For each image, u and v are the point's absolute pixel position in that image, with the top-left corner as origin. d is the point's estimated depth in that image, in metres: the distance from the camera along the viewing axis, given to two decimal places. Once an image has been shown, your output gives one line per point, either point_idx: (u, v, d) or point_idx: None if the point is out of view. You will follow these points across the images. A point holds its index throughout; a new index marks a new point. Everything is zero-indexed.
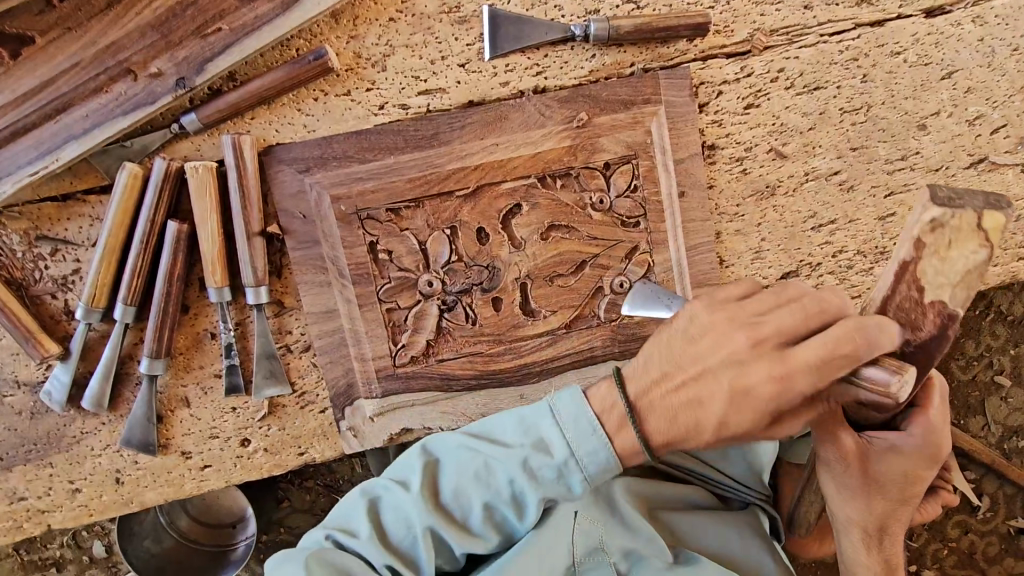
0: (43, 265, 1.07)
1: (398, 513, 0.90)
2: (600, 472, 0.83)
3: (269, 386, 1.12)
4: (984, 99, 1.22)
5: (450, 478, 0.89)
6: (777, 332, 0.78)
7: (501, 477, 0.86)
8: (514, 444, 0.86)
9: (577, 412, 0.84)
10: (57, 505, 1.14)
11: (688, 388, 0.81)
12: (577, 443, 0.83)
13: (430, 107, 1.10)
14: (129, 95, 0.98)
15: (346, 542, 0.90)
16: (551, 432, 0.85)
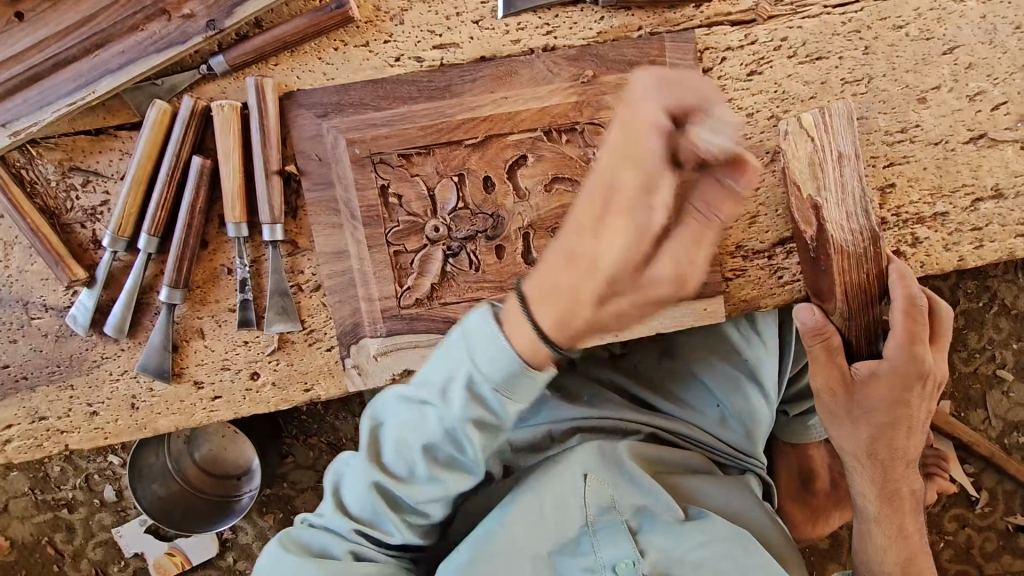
0: (75, 194, 1.13)
1: (353, 482, 0.93)
2: (508, 380, 0.79)
3: (279, 322, 1.18)
4: (985, 76, 1.25)
5: (387, 435, 0.90)
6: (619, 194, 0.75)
7: (426, 419, 0.85)
8: (433, 378, 0.85)
9: (489, 328, 0.80)
10: (76, 426, 1.20)
11: (571, 247, 0.77)
12: (485, 357, 0.80)
13: (444, 61, 1.15)
14: (163, 34, 1.04)
15: (317, 520, 0.98)
16: (462, 355, 0.82)
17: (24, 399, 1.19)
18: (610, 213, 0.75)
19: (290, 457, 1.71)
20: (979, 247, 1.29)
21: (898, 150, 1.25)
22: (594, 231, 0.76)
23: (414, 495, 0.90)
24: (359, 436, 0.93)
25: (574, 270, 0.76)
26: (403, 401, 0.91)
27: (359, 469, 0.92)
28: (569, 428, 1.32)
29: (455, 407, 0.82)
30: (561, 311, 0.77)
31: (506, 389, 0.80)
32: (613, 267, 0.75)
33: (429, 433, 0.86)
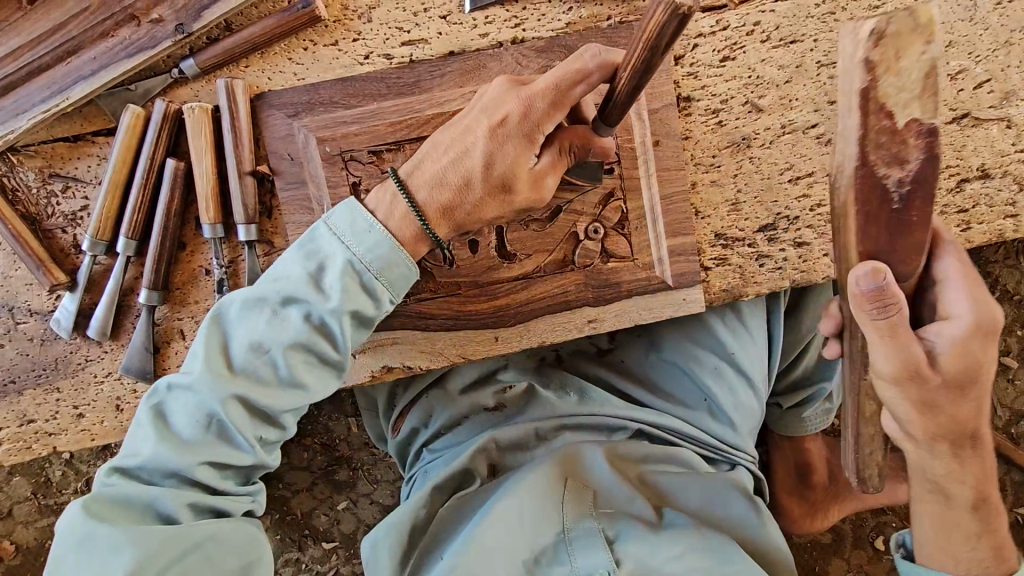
0: (55, 200, 1.16)
1: (188, 403, 0.88)
2: (382, 263, 0.89)
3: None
4: (967, 53, 1.22)
5: (234, 340, 0.88)
6: (516, 109, 0.89)
7: (295, 313, 0.88)
8: (297, 273, 0.89)
9: (353, 217, 0.90)
10: (63, 428, 1.22)
11: (453, 150, 0.92)
12: (355, 242, 0.89)
13: (413, 57, 1.16)
14: (133, 39, 1.06)
15: (133, 468, 0.88)
16: (328, 244, 0.90)
17: (13, 402, 1.21)
18: (507, 126, 0.89)
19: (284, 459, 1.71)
20: (967, 229, 1.28)
21: None
22: (474, 135, 0.90)
23: (272, 400, 0.89)
24: (194, 350, 0.88)
25: (456, 164, 0.91)
26: (228, 313, 0.90)
27: (202, 385, 0.86)
28: (554, 426, 1.31)
29: (335, 296, 0.87)
30: (450, 200, 0.92)
31: (383, 276, 0.90)
32: (497, 167, 0.90)
33: (294, 329, 0.88)
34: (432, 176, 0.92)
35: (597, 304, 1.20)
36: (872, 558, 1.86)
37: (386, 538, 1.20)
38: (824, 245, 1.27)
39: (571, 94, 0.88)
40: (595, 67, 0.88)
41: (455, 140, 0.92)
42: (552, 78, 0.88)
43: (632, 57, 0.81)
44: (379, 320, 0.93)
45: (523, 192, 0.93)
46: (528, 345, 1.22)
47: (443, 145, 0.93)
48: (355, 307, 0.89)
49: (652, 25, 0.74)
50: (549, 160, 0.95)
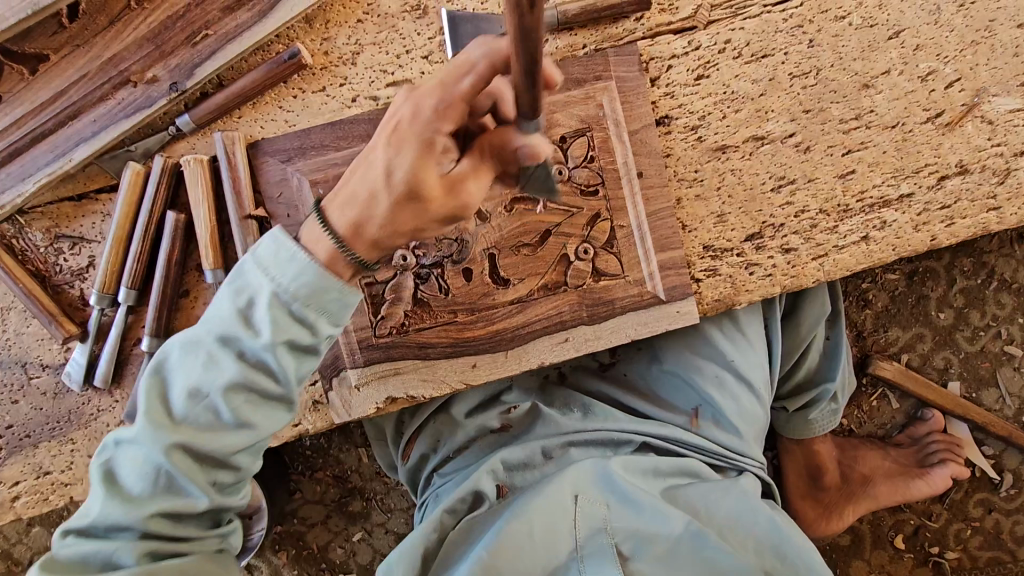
0: (63, 258, 1.20)
1: (134, 457, 0.86)
2: (310, 292, 0.82)
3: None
4: (935, 55, 1.25)
5: (173, 388, 0.85)
6: (413, 115, 0.78)
7: (229, 355, 0.83)
8: (226, 311, 0.84)
9: (277, 246, 0.83)
10: (78, 478, 1.24)
11: None
12: (279, 273, 0.82)
13: (398, 97, 1.20)
14: (130, 100, 1.11)
15: (89, 524, 0.89)
16: (255, 276, 0.83)
17: (29, 455, 1.24)
18: (403, 131, 0.78)
19: (298, 493, 1.72)
20: (951, 225, 1.30)
21: (855, 136, 1.26)
22: (377, 149, 0.80)
23: (219, 444, 0.86)
24: (137, 401, 0.86)
25: (364, 177, 0.81)
26: (169, 360, 0.87)
27: (145, 438, 0.84)
28: (560, 444, 1.31)
29: (265, 332, 0.82)
30: (369, 227, 0.81)
31: (312, 305, 0.83)
32: None
33: (229, 370, 0.84)
34: (349, 203, 0.81)
35: (593, 322, 1.22)
36: (893, 558, 1.84)
37: (397, 564, 1.19)
38: (812, 249, 1.29)
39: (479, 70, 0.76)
40: (477, 56, 0.77)
41: (366, 159, 0.81)
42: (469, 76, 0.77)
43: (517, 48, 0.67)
44: (319, 350, 0.87)
45: (435, 202, 0.80)
46: (529, 367, 1.24)
47: (357, 166, 0.82)
48: (289, 341, 0.83)
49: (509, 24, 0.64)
50: (467, 166, 0.81)
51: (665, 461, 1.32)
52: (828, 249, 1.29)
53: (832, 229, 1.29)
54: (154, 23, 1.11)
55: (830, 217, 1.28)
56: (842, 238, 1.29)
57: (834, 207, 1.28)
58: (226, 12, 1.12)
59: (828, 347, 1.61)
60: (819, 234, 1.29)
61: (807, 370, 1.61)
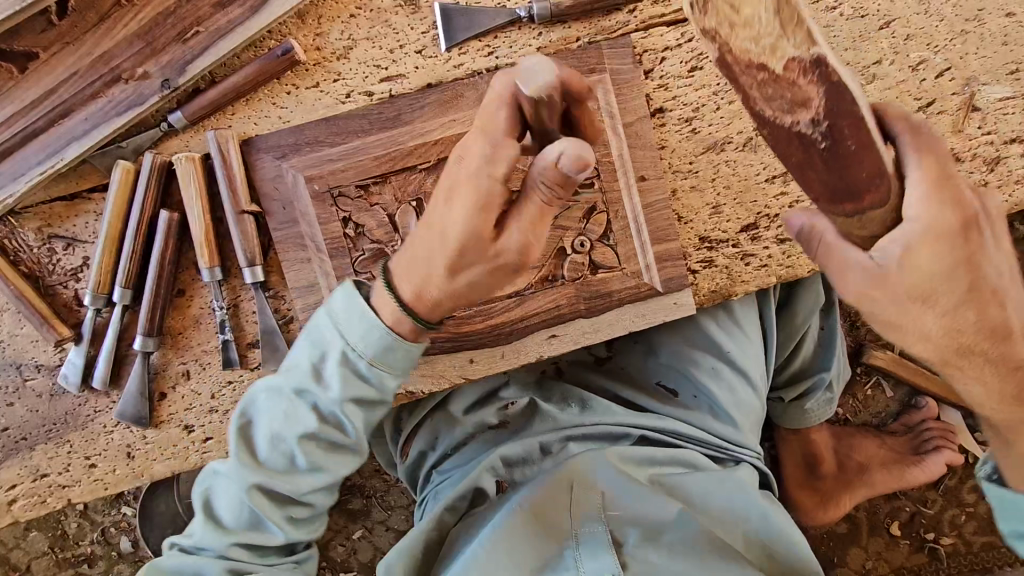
0: (56, 258, 1.19)
1: (226, 490, 0.97)
2: (379, 350, 0.91)
3: (272, 361, 1.21)
4: (925, 45, 1.26)
5: (262, 425, 0.95)
6: (499, 194, 0.82)
7: (299, 403, 0.93)
8: (302, 363, 0.94)
9: (349, 302, 0.91)
10: (76, 480, 1.24)
11: (443, 200, 0.84)
12: (348, 330, 0.91)
13: (393, 92, 1.20)
14: (122, 97, 1.10)
15: (185, 545, 0.99)
16: (329, 333, 0.93)
17: (25, 458, 1.23)
18: (494, 198, 0.81)
19: None
20: None
21: None
22: (447, 216, 0.83)
23: (297, 486, 0.96)
24: (229, 441, 0.97)
25: (427, 239, 0.86)
26: (257, 401, 0.97)
27: (234, 474, 0.95)
28: (559, 438, 1.30)
29: (334, 386, 0.92)
30: (426, 289, 0.89)
31: (381, 361, 0.91)
32: (466, 228, 0.82)
33: (307, 419, 0.93)
34: (421, 272, 0.88)
35: (591, 315, 1.23)
36: (889, 545, 1.86)
37: (397, 562, 1.20)
38: None
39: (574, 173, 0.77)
40: (500, 117, 0.80)
41: (436, 225, 0.85)
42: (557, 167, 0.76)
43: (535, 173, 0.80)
44: (388, 403, 0.96)
45: (484, 259, 0.84)
46: (527, 361, 1.24)
47: (423, 231, 0.87)
48: (359, 395, 0.93)
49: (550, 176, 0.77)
50: (518, 217, 0.82)
51: (663, 451, 1.30)
52: None
53: None
54: (146, 20, 1.10)
55: None
56: None
57: None
58: (218, 8, 1.11)
59: (823, 338, 1.62)
60: None
61: (802, 359, 1.62)
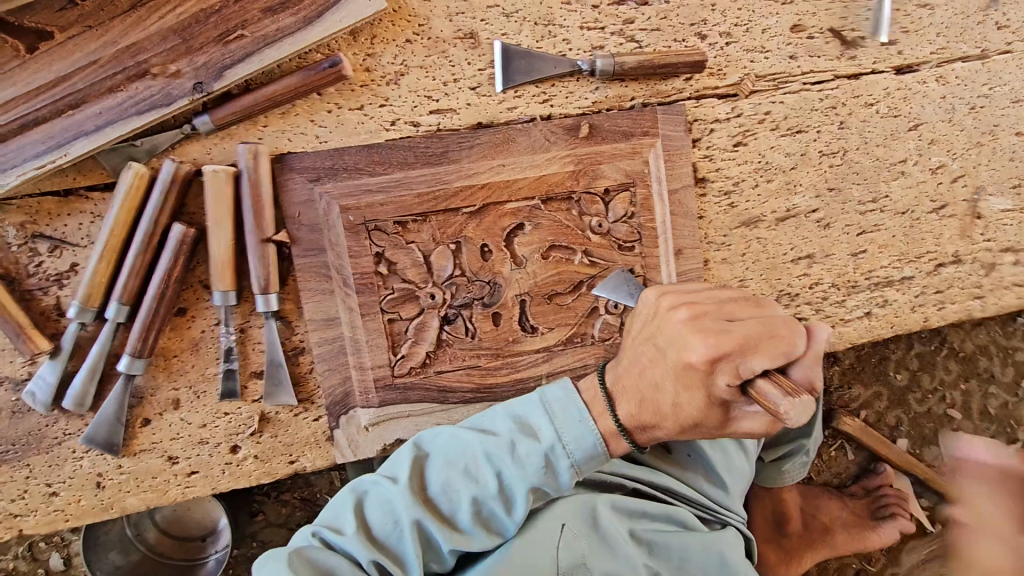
0: (39, 261, 1.05)
1: (325, 563, 0.91)
2: (584, 457, 0.94)
3: (273, 396, 1.12)
4: (946, 151, 1.34)
5: (438, 484, 0.96)
6: (719, 315, 0.87)
7: (492, 472, 0.95)
8: (505, 436, 0.96)
9: (566, 402, 0.97)
10: (31, 509, 1.10)
11: (648, 371, 0.92)
12: (563, 430, 0.95)
13: (441, 126, 1.14)
14: (146, 95, 0.99)
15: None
16: (537, 422, 0.97)
17: None
18: (702, 322, 0.86)
19: (260, 516, 1.49)
20: (941, 308, 1.40)
21: (870, 218, 1.33)
22: (683, 344, 0.85)
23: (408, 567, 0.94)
24: (345, 515, 0.96)
25: (654, 359, 0.91)
26: (432, 467, 0.98)
27: (342, 542, 0.93)
28: None
29: (534, 470, 0.94)
30: (680, 398, 0.88)
31: (584, 463, 0.95)
32: (694, 355, 0.83)
33: (464, 497, 0.95)
34: (639, 382, 0.94)
35: None
36: None
37: None
38: (821, 320, 1.35)
39: (770, 309, 0.88)
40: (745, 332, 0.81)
41: (664, 344, 0.89)
42: (738, 326, 0.83)
43: (708, 331, 0.83)
44: (519, 510, 0.96)
45: (641, 396, 0.93)
46: None
47: (644, 336, 0.95)
48: (508, 490, 0.96)
49: (764, 331, 0.82)
50: (677, 342, 0.86)
51: (654, 506, 1.21)
52: (835, 321, 1.36)
53: (840, 303, 1.35)
54: (185, 15, 0.99)
55: (840, 291, 1.35)
56: (848, 311, 1.36)
57: (845, 283, 1.34)
58: (268, 13, 1.01)
59: None
60: (829, 306, 1.35)
61: None
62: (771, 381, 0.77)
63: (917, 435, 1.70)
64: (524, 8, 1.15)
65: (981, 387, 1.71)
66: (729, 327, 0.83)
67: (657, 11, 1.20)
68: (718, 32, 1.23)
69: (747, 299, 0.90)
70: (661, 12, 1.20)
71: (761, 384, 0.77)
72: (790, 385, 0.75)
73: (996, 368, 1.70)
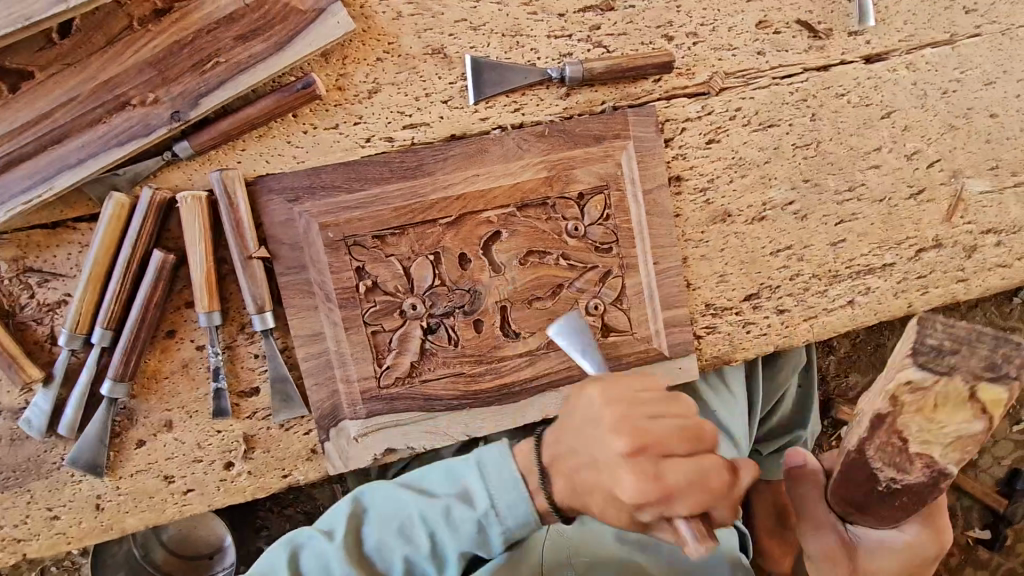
0: (30, 293, 1.08)
1: None
2: (555, 536, 0.91)
3: (280, 411, 1.16)
4: (920, 137, 1.35)
5: (405, 538, 0.94)
6: (656, 444, 0.79)
7: (459, 537, 0.92)
8: (473, 509, 0.91)
9: (540, 483, 0.89)
10: (34, 533, 1.13)
11: (577, 482, 0.85)
12: (536, 507, 0.90)
13: (415, 140, 1.17)
14: (126, 126, 1.02)
15: None
16: (506, 497, 0.90)
17: None
18: (642, 458, 0.78)
19: (264, 530, 1.52)
20: (926, 293, 1.41)
21: (848, 207, 1.34)
22: (615, 478, 0.79)
23: None
24: (311, 561, 0.94)
25: (591, 476, 0.83)
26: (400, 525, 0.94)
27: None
28: None
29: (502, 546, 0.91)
30: (606, 513, 0.84)
31: (553, 539, 0.92)
32: (659, 490, 0.77)
33: (433, 555, 0.94)
34: (573, 476, 0.85)
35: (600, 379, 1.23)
36: None
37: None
38: (804, 311, 1.36)
39: (702, 439, 0.82)
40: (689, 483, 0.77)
41: (593, 463, 0.82)
42: (683, 464, 0.78)
43: (673, 472, 0.77)
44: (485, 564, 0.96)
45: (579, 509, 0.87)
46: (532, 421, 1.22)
47: (579, 435, 0.85)
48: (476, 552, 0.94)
49: (715, 484, 0.78)
50: (647, 478, 0.77)
51: None
52: (818, 311, 1.36)
53: (823, 292, 1.36)
54: (160, 47, 1.02)
55: (821, 281, 1.35)
56: (831, 301, 1.37)
57: (826, 273, 1.35)
58: (240, 41, 1.04)
59: (799, 396, 1.55)
60: (811, 297, 1.36)
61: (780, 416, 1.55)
62: (690, 522, 0.78)
63: None
64: (491, 21, 1.18)
65: None
66: (696, 484, 0.77)
67: (622, 16, 1.22)
68: (684, 32, 1.25)
69: (688, 418, 0.82)
70: (627, 17, 1.22)
71: (683, 528, 0.78)
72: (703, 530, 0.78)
73: None
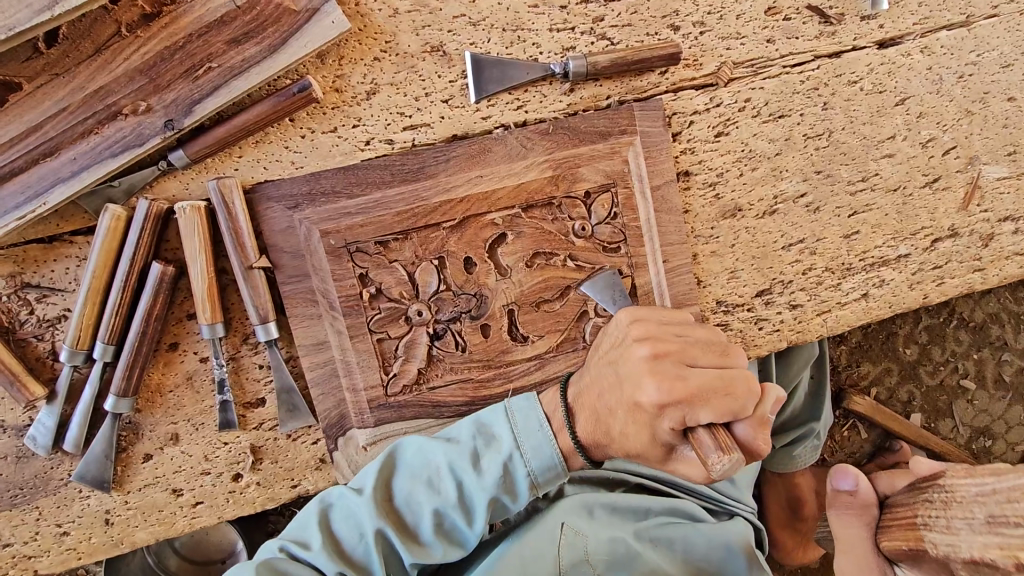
0: (29, 309, 1.07)
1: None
2: (542, 467, 0.93)
3: (287, 421, 1.14)
4: (936, 123, 1.30)
5: (403, 486, 0.96)
6: (678, 358, 0.88)
7: (451, 480, 0.94)
8: (465, 445, 0.96)
9: (528, 415, 0.96)
10: (44, 549, 1.13)
11: (603, 399, 0.92)
12: (523, 439, 0.94)
13: (416, 142, 1.14)
14: (118, 136, 0.99)
15: None
16: (500, 429, 0.96)
17: None
18: (664, 363, 0.87)
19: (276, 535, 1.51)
20: (942, 284, 1.37)
21: (861, 198, 1.30)
22: (638, 383, 0.86)
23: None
24: (311, 528, 0.96)
25: (612, 390, 0.91)
26: (397, 474, 0.98)
27: (309, 556, 0.92)
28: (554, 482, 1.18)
29: (491, 479, 0.93)
30: (629, 432, 0.89)
31: (542, 474, 0.94)
32: (675, 393, 0.83)
33: (426, 505, 0.95)
34: (598, 403, 0.93)
35: None
36: None
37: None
38: (817, 305, 1.33)
39: (734, 359, 0.90)
40: (712, 380, 0.84)
41: (621, 376, 0.90)
42: (700, 373, 0.85)
43: (694, 377, 0.84)
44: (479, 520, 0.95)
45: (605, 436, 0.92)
46: None
47: (607, 359, 0.94)
48: (468, 500, 0.95)
49: (741, 389, 0.84)
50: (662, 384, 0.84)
51: (657, 500, 1.21)
52: (832, 305, 1.34)
53: (836, 286, 1.33)
54: (150, 54, 0.99)
55: (834, 274, 1.32)
56: (844, 294, 1.34)
57: (839, 266, 1.32)
58: (232, 44, 1.01)
59: (812, 389, 1.53)
60: (824, 291, 1.33)
61: (792, 409, 1.53)
62: (710, 435, 0.81)
63: (931, 408, 1.67)
64: (491, 15, 1.14)
65: (993, 356, 1.68)
66: (718, 387, 0.83)
67: (626, 6, 1.18)
68: (690, 22, 1.20)
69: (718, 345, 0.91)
70: (631, 7, 1.18)
71: (701, 434, 0.82)
72: (725, 440, 0.80)
73: (1008, 336, 1.67)
